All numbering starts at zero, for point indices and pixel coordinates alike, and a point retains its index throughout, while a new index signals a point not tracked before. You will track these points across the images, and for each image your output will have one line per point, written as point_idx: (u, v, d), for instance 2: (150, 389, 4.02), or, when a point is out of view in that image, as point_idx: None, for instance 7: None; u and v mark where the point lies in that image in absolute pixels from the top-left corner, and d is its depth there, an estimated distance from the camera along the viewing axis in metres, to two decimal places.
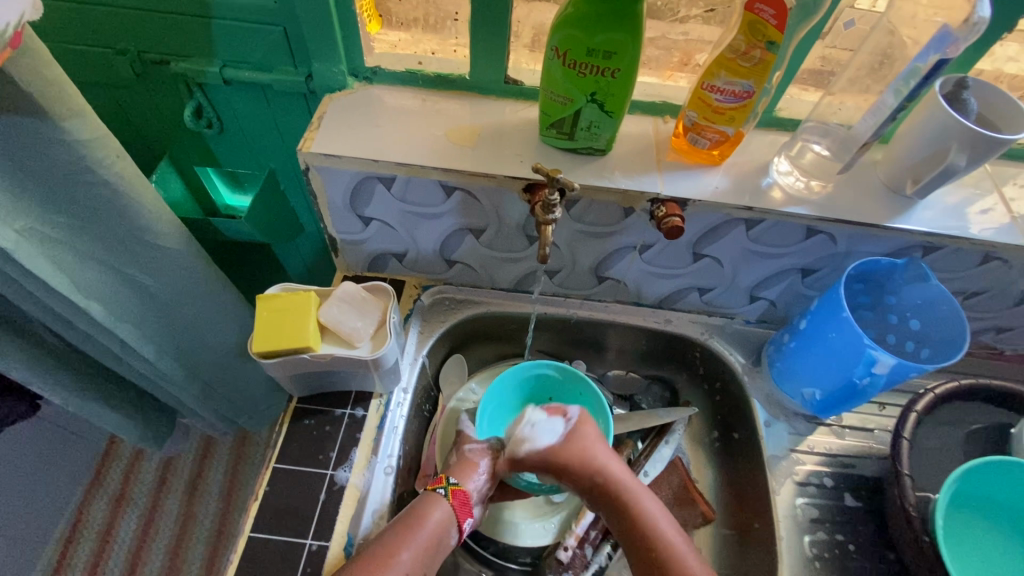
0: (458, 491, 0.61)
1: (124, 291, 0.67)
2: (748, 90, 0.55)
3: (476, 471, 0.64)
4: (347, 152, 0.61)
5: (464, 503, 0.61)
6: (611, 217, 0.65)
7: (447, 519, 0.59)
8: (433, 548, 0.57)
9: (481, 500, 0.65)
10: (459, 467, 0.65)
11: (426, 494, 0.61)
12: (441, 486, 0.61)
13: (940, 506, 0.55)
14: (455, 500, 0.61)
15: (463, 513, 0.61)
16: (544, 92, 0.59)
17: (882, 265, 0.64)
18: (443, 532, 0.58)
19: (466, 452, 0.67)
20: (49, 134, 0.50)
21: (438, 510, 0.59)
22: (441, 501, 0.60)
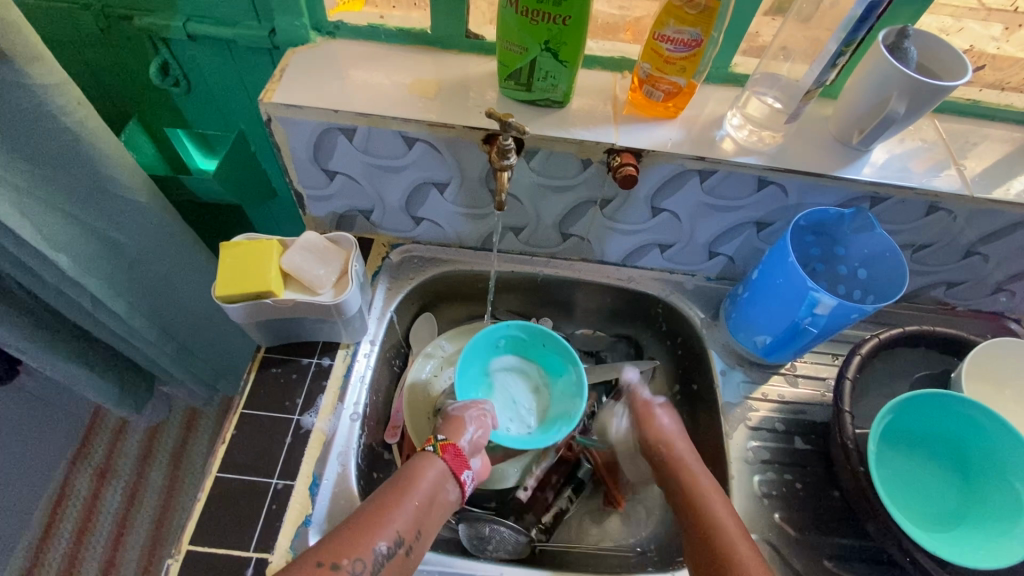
0: (448, 445, 0.61)
1: (93, 244, 0.68)
2: (696, 39, 0.57)
3: (464, 428, 0.65)
4: (308, 102, 0.62)
5: (457, 456, 0.61)
6: (570, 170, 0.67)
7: (440, 474, 0.59)
8: (426, 506, 0.57)
9: (476, 454, 0.65)
10: (449, 425, 0.65)
11: (419, 453, 0.61)
12: (431, 443, 0.61)
13: (874, 435, 0.59)
14: (447, 455, 0.60)
15: (458, 465, 0.61)
16: (501, 42, 0.60)
17: (831, 215, 0.66)
18: (437, 488, 0.58)
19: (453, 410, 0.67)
20: (9, 76, 0.51)
21: (430, 467, 0.59)
22: (432, 458, 0.60)
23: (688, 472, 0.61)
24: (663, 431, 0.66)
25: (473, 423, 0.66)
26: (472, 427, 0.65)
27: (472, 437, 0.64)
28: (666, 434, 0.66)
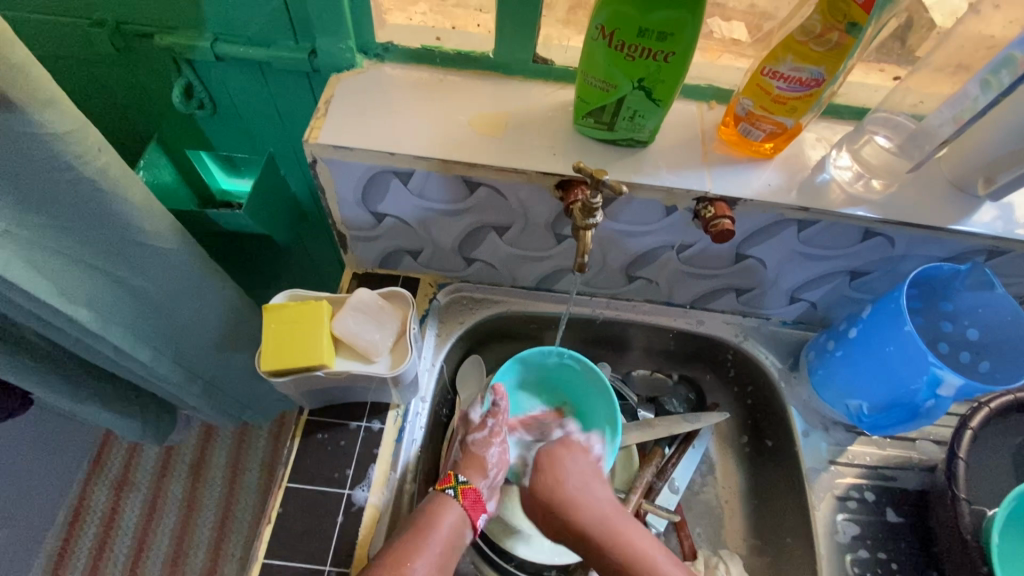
0: (468, 490, 0.56)
1: (117, 295, 0.61)
2: (817, 78, 0.49)
3: (486, 466, 0.58)
4: (359, 143, 0.54)
5: (476, 501, 0.56)
6: (650, 216, 0.59)
7: (460, 519, 0.55)
8: (449, 553, 0.53)
9: (495, 491, 0.60)
10: (467, 461, 0.59)
11: (435, 495, 0.56)
12: (451, 486, 0.56)
13: (998, 522, 0.54)
14: (466, 500, 0.56)
15: (477, 510, 0.56)
16: (583, 76, 0.52)
17: (943, 271, 0.59)
18: (457, 533, 0.54)
19: (471, 445, 0.60)
20: (19, 127, 0.43)
21: (450, 512, 0.54)
22: (451, 504, 0.55)
23: (620, 539, 0.56)
24: (574, 492, 0.58)
25: (493, 458, 0.60)
26: (493, 463, 0.59)
27: (494, 477, 0.59)
28: (579, 503, 0.58)
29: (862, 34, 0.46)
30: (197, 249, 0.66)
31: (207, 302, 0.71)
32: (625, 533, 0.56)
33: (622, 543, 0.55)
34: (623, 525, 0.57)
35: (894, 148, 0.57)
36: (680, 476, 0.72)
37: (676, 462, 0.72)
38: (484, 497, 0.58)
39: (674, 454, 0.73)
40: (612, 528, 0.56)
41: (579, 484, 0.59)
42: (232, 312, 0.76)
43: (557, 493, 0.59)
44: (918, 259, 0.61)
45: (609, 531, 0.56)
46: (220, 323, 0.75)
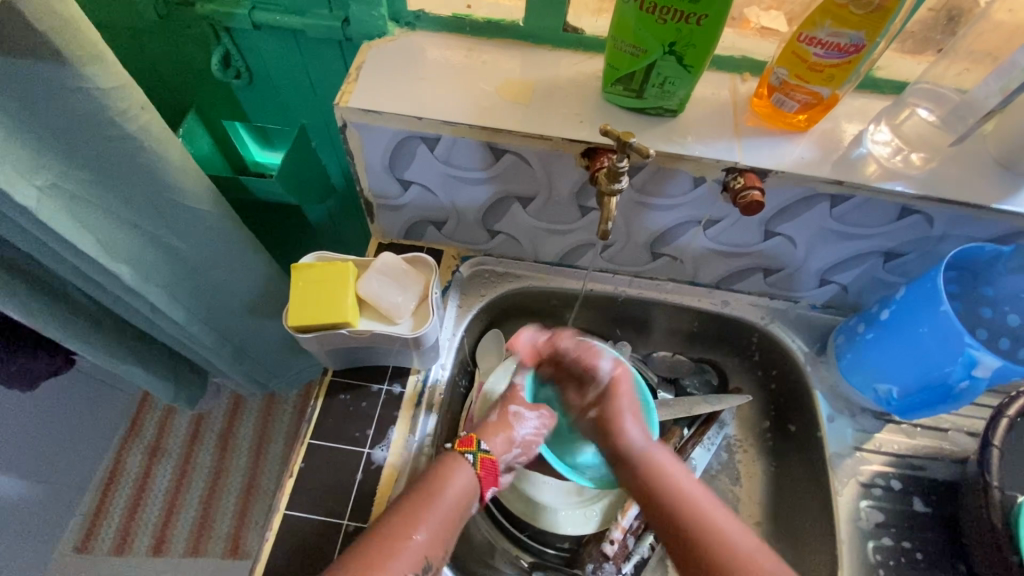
0: (487, 460, 0.55)
1: (155, 254, 0.64)
2: (856, 43, 0.48)
3: (512, 437, 0.58)
4: (389, 107, 0.55)
5: (491, 473, 0.55)
6: (678, 188, 0.58)
7: (471, 489, 0.53)
8: (453, 521, 0.51)
9: (509, 468, 0.59)
10: (496, 427, 0.58)
11: (452, 457, 0.55)
12: (471, 452, 0.55)
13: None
14: (482, 470, 0.55)
15: (489, 482, 0.55)
16: (613, 41, 0.51)
17: (985, 253, 0.57)
18: (466, 502, 0.53)
19: (507, 414, 0.59)
20: (68, 81, 0.45)
21: (461, 477, 0.53)
22: (466, 469, 0.54)
23: (652, 470, 0.54)
24: (622, 422, 0.57)
25: (523, 436, 0.58)
26: (519, 441, 0.58)
27: (514, 455, 0.58)
28: (625, 426, 0.57)
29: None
30: (230, 213, 0.68)
31: (239, 266, 0.73)
32: (659, 460, 0.55)
33: (656, 472, 0.54)
34: (654, 456, 0.55)
35: (937, 120, 0.55)
36: (698, 457, 0.70)
37: (695, 443, 0.70)
38: (498, 471, 0.56)
39: (692, 436, 0.71)
40: (644, 459, 0.55)
41: (625, 407, 0.59)
42: (261, 278, 0.78)
43: (610, 417, 0.58)
44: (958, 240, 0.59)
45: (643, 458, 0.55)
46: (250, 287, 0.77)
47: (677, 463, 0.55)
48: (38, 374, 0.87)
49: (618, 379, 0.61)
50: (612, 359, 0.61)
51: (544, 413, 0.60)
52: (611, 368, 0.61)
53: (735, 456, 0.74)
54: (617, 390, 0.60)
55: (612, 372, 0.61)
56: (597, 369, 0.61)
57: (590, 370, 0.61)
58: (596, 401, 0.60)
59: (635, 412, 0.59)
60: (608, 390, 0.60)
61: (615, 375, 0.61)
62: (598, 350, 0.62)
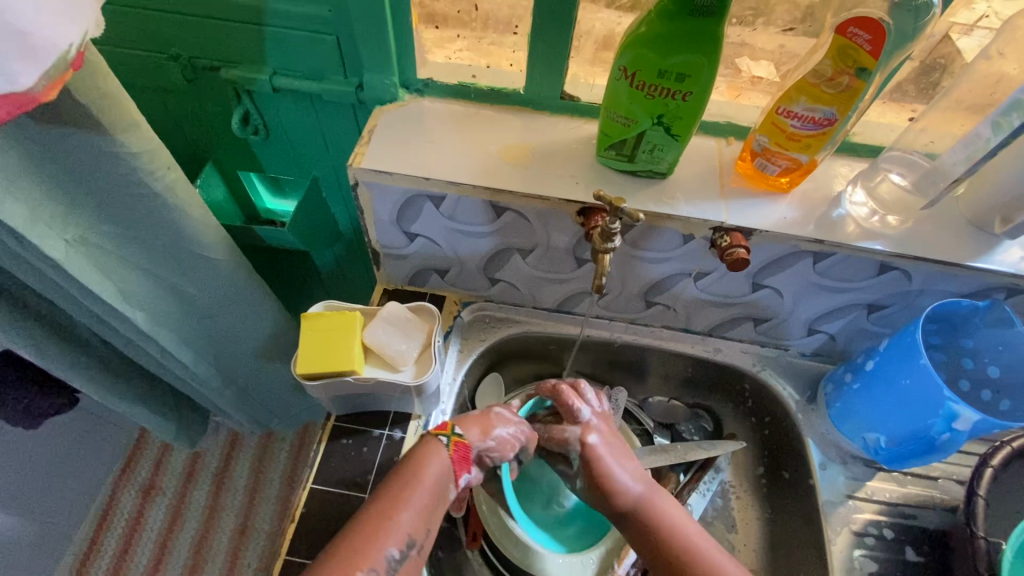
0: (460, 443, 0.55)
1: (170, 300, 0.67)
2: (829, 117, 0.52)
3: (490, 431, 0.56)
4: (398, 168, 0.59)
5: (464, 457, 0.54)
6: (669, 244, 0.62)
7: (445, 469, 0.53)
8: (430, 505, 0.51)
9: (489, 459, 0.57)
10: (473, 419, 0.57)
11: (428, 440, 0.54)
12: (445, 434, 0.54)
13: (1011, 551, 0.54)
14: (455, 453, 0.54)
15: (461, 467, 0.54)
16: (606, 111, 0.56)
17: (962, 307, 0.60)
18: (443, 483, 0.53)
19: (489, 411, 0.58)
20: (104, 147, 0.49)
21: (438, 458, 0.53)
22: (440, 450, 0.54)
23: (652, 513, 0.56)
24: (613, 473, 0.57)
25: (502, 433, 0.57)
26: (496, 436, 0.57)
27: (492, 446, 0.56)
28: (614, 476, 0.57)
29: (871, 78, 0.49)
30: (243, 261, 0.71)
31: (247, 311, 0.75)
32: (659, 503, 0.56)
33: (657, 515, 0.55)
34: (654, 503, 0.56)
35: (909, 184, 0.59)
36: (695, 503, 0.71)
37: (690, 489, 0.71)
38: (472, 457, 0.55)
39: (688, 482, 0.72)
40: (643, 502, 0.56)
41: (609, 461, 0.58)
42: (268, 321, 0.81)
43: (597, 470, 0.57)
44: (936, 295, 0.62)
45: (642, 504, 0.56)
46: (257, 331, 0.79)
47: (674, 503, 0.57)
48: (43, 412, 0.88)
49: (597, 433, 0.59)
50: (593, 403, 0.62)
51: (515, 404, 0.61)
52: (588, 414, 0.60)
53: (730, 503, 0.75)
54: (597, 448, 0.58)
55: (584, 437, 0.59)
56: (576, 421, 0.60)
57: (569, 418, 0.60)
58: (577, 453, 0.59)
59: (622, 451, 0.59)
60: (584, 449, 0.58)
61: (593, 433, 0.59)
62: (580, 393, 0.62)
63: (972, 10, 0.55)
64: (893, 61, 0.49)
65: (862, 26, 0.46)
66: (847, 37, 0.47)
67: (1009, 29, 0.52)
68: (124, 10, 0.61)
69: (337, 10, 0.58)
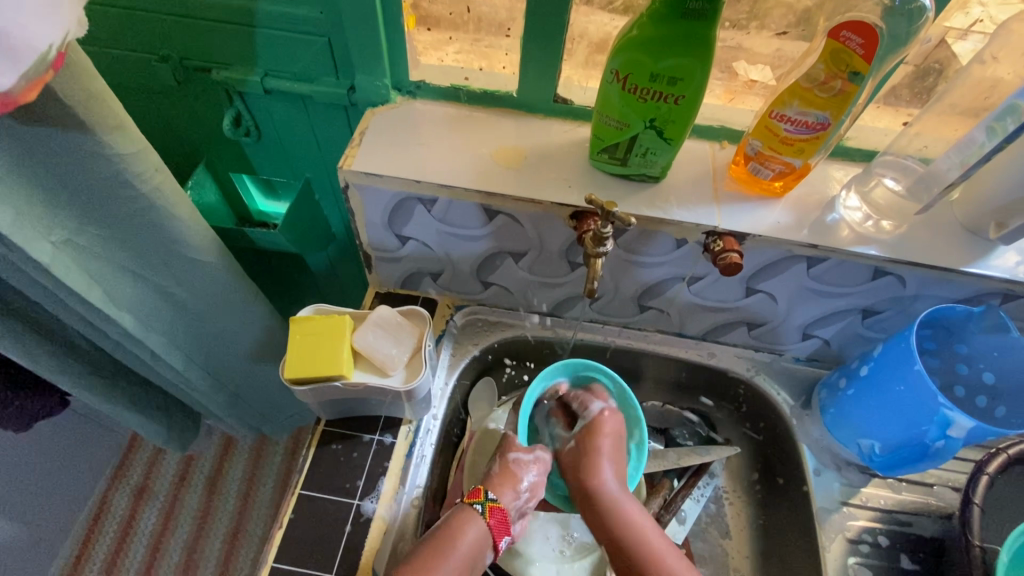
0: (496, 508, 0.55)
1: (159, 303, 0.66)
2: (822, 122, 0.52)
3: (518, 486, 0.58)
4: (389, 171, 0.58)
5: (502, 522, 0.55)
6: (662, 248, 0.61)
7: (482, 540, 0.54)
8: (466, 572, 0.52)
9: (521, 514, 0.59)
10: (501, 478, 0.58)
11: (462, 510, 0.55)
12: (479, 502, 0.55)
13: (1005, 559, 0.54)
14: (492, 519, 0.55)
15: (501, 532, 0.55)
16: (598, 114, 0.55)
17: (956, 313, 0.59)
18: (478, 553, 0.53)
19: (510, 463, 0.59)
20: (89, 147, 0.49)
21: (473, 531, 0.54)
22: (476, 522, 0.54)
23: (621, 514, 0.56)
24: (598, 462, 0.59)
25: (528, 483, 0.58)
26: (526, 487, 0.58)
27: (523, 500, 0.58)
28: (597, 467, 0.58)
29: (865, 82, 0.49)
30: (233, 264, 0.71)
31: (239, 315, 0.75)
32: (626, 505, 0.57)
33: (621, 516, 0.56)
34: (624, 502, 0.57)
35: (903, 190, 0.59)
36: (689, 509, 0.71)
37: (685, 495, 0.71)
38: (509, 520, 0.56)
39: (682, 487, 0.71)
40: (613, 501, 0.57)
41: (602, 451, 0.59)
42: (260, 325, 0.80)
43: (586, 454, 0.59)
44: (931, 300, 0.62)
45: (611, 502, 0.56)
46: (249, 334, 0.79)
47: (643, 515, 0.57)
48: (32, 416, 0.87)
49: (603, 419, 0.62)
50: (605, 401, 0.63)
51: (541, 456, 0.60)
52: (599, 410, 0.63)
53: (724, 509, 0.74)
54: (602, 431, 0.61)
55: (602, 414, 0.62)
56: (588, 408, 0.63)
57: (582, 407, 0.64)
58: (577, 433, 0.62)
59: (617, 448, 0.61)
60: (591, 428, 0.61)
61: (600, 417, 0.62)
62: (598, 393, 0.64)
63: (968, 14, 0.54)
64: (887, 65, 0.49)
65: (854, 30, 0.46)
66: (840, 41, 0.47)
67: (1004, 32, 0.51)
68: (113, 10, 0.61)
69: (329, 13, 0.58)
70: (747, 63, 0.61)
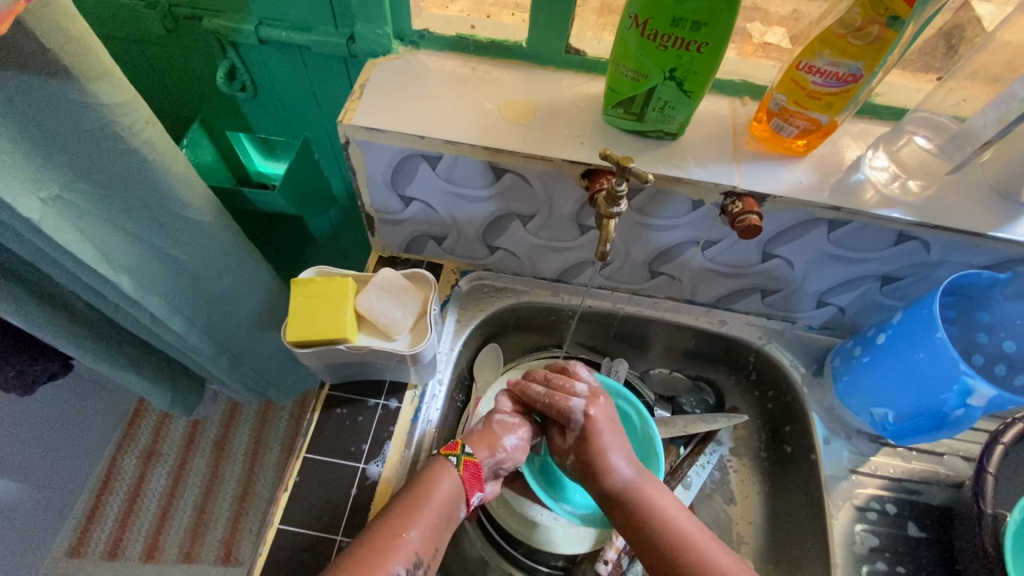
0: (471, 463, 0.55)
1: (156, 264, 0.64)
2: (855, 73, 0.48)
3: (496, 444, 0.56)
4: (391, 126, 0.55)
5: (474, 476, 0.54)
6: (677, 211, 0.59)
7: (456, 490, 0.53)
8: (442, 524, 0.52)
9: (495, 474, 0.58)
10: (481, 434, 0.57)
11: (437, 460, 0.55)
12: (455, 455, 0.55)
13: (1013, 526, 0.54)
14: (465, 473, 0.54)
15: (473, 486, 0.55)
16: (614, 65, 0.52)
17: (982, 280, 0.57)
18: (452, 504, 0.53)
19: (493, 423, 0.58)
20: (73, 94, 0.46)
21: (447, 481, 0.53)
22: (450, 472, 0.54)
23: (641, 501, 0.55)
24: (607, 460, 0.56)
25: (509, 443, 0.57)
26: (504, 447, 0.57)
27: (500, 460, 0.57)
28: (608, 460, 0.56)
29: (904, 28, 0.45)
30: (230, 225, 0.69)
31: (238, 277, 0.73)
32: (647, 490, 0.56)
33: (642, 502, 0.55)
34: (641, 486, 0.56)
35: (934, 148, 0.55)
36: (695, 476, 0.70)
37: (691, 462, 0.70)
38: (483, 475, 0.56)
39: (689, 455, 0.71)
40: (631, 490, 0.56)
41: (607, 444, 0.57)
42: (261, 288, 0.78)
43: (592, 459, 0.57)
44: (955, 266, 0.59)
45: (630, 491, 0.56)
46: (249, 298, 0.77)
47: (662, 491, 0.57)
48: (36, 379, 0.87)
49: (593, 418, 0.58)
50: (585, 397, 0.59)
51: (530, 424, 0.60)
52: (581, 409, 0.58)
53: (731, 476, 0.73)
54: (596, 429, 0.57)
55: (587, 411, 0.58)
56: (569, 409, 0.58)
57: (564, 414, 0.58)
58: (573, 443, 0.58)
59: (607, 425, 0.58)
60: (586, 430, 0.58)
61: (589, 414, 0.58)
62: (571, 387, 0.59)
63: None
64: (929, 9, 0.45)
65: None
66: None
67: None
68: None
69: None
70: (764, 25, 0.60)
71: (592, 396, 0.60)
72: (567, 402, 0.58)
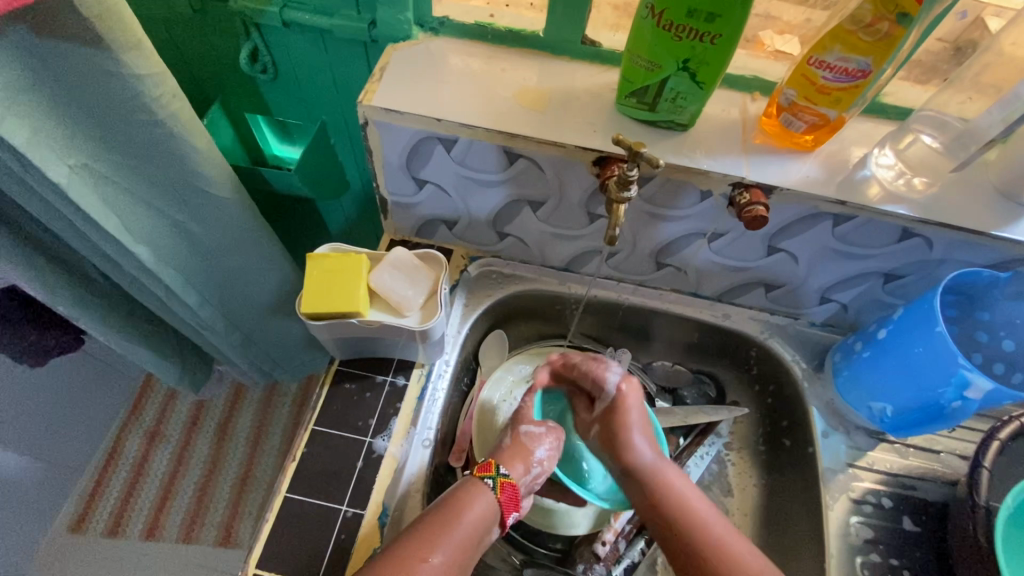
0: (507, 485, 0.56)
1: (175, 237, 0.66)
2: (863, 69, 0.50)
3: (530, 459, 0.59)
4: (409, 108, 0.57)
5: (512, 498, 0.56)
6: (684, 201, 0.60)
7: (491, 514, 0.54)
8: (469, 550, 0.51)
9: (528, 491, 0.59)
10: (512, 452, 0.59)
11: (471, 482, 0.55)
12: (490, 477, 0.56)
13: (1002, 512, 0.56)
14: (503, 495, 0.55)
15: (509, 508, 0.56)
16: (629, 55, 0.53)
17: (983, 278, 0.58)
18: (484, 530, 0.53)
19: (521, 436, 0.60)
20: (105, 64, 0.47)
21: (482, 505, 0.53)
22: (487, 494, 0.54)
23: (660, 484, 0.57)
24: (628, 437, 0.59)
25: (542, 455, 0.60)
26: (537, 463, 0.59)
27: (534, 476, 0.59)
28: (631, 441, 0.58)
29: (913, 25, 0.47)
30: (248, 202, 0.70)
31: (253, 255, 0.75)
32: (667, 475, 0.57)
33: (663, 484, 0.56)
34: (662, 470, 0.57)
35: (939, 146, 0.56)
36: (694, 466, 0.72)
37: (689, 452, 0.72)
38: (519, 496, 0.57)
39: (688, 445, 0.73)
40: (652, 472, 0.57)
41: (632, 423, 0.59)
42: (274, 268, 0.80)
43: (617, 431, 0.59)
44: (957, 265, 0.60)
45: (652, 472, 0.57)
46: (263, 277, 0.79)
47: (680, 476, 0.58)
48: (49, 351, 0.88)
49: (626, 393, 0.61)
50: (620, 374, 0.62)
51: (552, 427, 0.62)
52: (618, 383, 0.61)
53: (729, 469, 0.75)
54: (625, 405, 0.60)
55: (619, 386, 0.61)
56: (605, 384, 0.62)
57: (598, 384, 0.62)
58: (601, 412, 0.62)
59: (643, 422, 0.60)
60: (614, 403, 0.61)
61: (620, 389, 0.61)
62: (607, 363, 0.62)
63: None
64: (937, 8, 0.47)
65: None
66: None
67: None
68: None
69: None
70: (774, 28, 0.63)
71: (631, 379, 0.62)
72: (602, 376, 0.62)
